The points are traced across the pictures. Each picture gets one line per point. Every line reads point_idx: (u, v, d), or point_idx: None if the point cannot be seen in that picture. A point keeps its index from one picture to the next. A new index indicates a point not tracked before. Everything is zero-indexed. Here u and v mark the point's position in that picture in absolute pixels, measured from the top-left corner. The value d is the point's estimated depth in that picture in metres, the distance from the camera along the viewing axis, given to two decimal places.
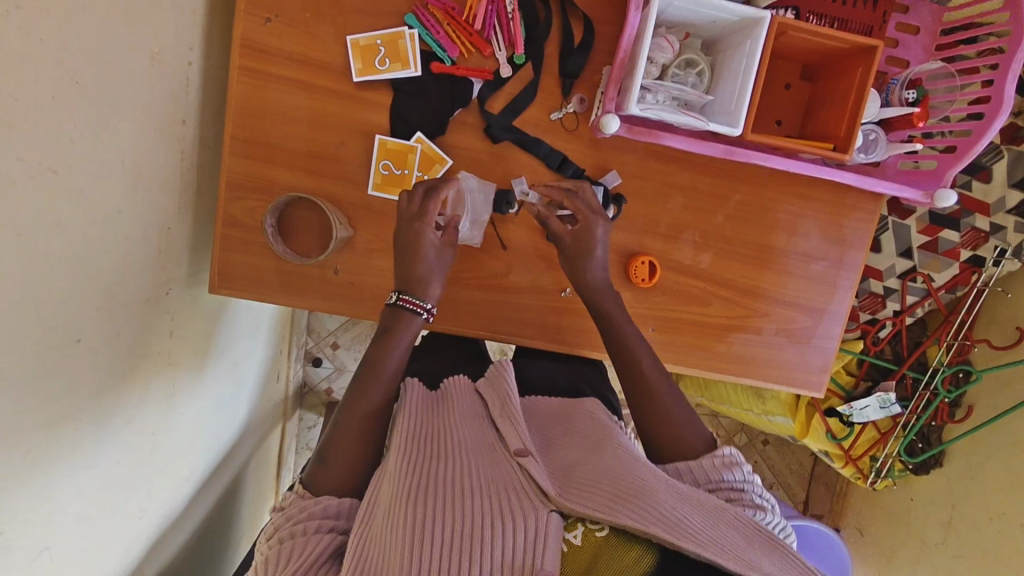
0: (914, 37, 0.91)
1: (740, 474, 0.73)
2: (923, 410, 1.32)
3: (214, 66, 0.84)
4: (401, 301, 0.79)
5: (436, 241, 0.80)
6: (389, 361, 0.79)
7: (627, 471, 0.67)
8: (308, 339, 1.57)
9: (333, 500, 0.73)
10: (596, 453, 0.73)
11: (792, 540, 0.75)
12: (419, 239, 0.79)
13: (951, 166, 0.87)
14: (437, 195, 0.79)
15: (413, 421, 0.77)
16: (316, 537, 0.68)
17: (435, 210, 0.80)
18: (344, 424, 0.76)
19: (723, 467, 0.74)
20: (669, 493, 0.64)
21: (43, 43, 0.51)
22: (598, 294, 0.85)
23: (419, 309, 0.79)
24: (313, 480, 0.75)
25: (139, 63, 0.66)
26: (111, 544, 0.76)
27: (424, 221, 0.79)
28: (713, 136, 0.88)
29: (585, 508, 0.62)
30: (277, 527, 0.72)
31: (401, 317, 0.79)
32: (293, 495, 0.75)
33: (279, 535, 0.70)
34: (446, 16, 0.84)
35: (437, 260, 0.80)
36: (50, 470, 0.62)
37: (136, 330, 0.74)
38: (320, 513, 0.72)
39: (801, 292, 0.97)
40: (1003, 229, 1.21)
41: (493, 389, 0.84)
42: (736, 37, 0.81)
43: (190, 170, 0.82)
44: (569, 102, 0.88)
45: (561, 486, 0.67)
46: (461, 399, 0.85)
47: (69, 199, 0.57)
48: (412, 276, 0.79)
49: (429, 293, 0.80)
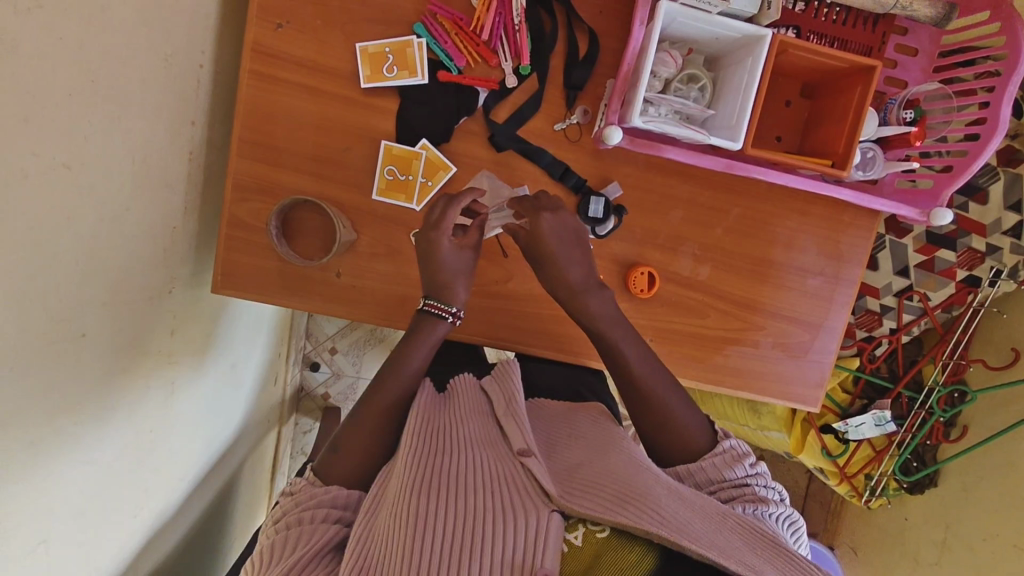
0: (912, 58, 0.93)
1: (743, 470, 0.76)
2: (919, 428, 1.33)
3: (224, 69, 0.85)
4: (428, 306, 0.81)
5: (453, 246, 0.81)
6: (415, 360, 0.81)
7: (631, 475, 0.68)
8: (306, 344, 1.58)
9: (342, 491, 0.74)
10: (599, 455, 0.74)
11: (801, 533, 0.77)
12: (438, 246, 0.80)
13: (948, 186, 0.88)
14: (458, 203, 0.81)
15: (421, 415, 0.77)
16: (323, 527, 0.69)
17: (453, 218, 0.80)
18: (360, 417, 0.78)
19: (726, 466, 0.76)
20: (671, 497, 0.65)
21: (62, 42, 0.52)
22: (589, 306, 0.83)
23: (444, 312, 0.81)
24: (325, 468, 0.76)
25: (153, 64, 0.67)
26: (105, 541, 0.76)
27: (440, 229, 0.80)
28: (714, 151, 0.89)
29: (586, 508, 0.62)
30: (284, 510, 0.74)
31: (428, 321, 0.81)
32: (304, 481, 0.76)
33: (286, 520, 0.71)
34: (454, 26, 0.85)
35: (458, 263, 0.81)
36: (51, 463, 0.62)
37: (138, 327, 0.74)
38: (329, 502, 0.73)
39: (797, 306, 0.98)
40: (998, 250, 1.22)
41: (499, 387, 0.85)
42: (737, 54, 0.83)
43: (197, 171, 0.83)
44: (573, 113, 0.89)
45: (563, 487, 0.67)
46: (466, 394, 0.85)
47: (79, 193, 0.58)
48: (437, 280, 0.81)
49: (454, 295, 0.82)
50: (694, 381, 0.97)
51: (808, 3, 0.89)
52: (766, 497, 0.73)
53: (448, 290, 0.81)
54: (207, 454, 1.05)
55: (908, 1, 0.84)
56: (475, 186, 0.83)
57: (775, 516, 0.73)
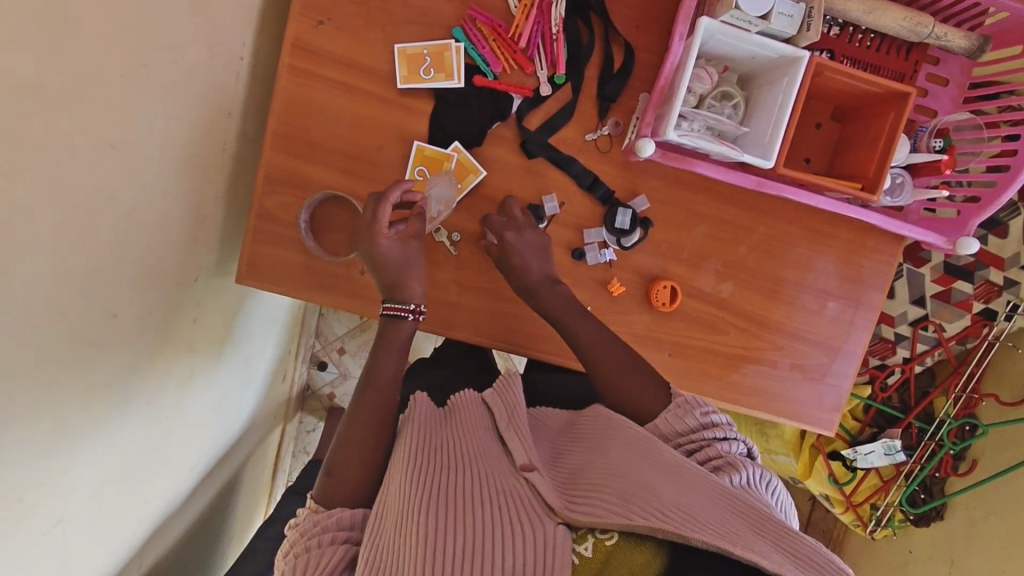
0: (943, 88, 0.93)
1: (697, 420, 0.74)
2: (928, 460, 1.32)
3: (263, 63, 0.86)
4: (386, 309, 0.82)
5: (394, 241, 0.81)
6: (384, 366, 0.82)
7: (633, 473, 0.67)
8: (315, 342, 1.57)
9: (346, 511, 0.73)
10: (600, 455, 0.73)
11: (780, 488, 0.74)
12: (378, 245, 0.81)
13: (975, 215, 0.88)
14: (385, 200, 0.81)
15: (421, 436, 0.77)
16: (330, 550, 0.68)
17: (386, 214, 0.81)
18: (348, 438, 0.78)
19: (683, 418, 0.75)
20: (674, 490, 0.64)
21: (119, 23, 0.53)
22: (581, 319, 0.86)
23: (403, 311, 0.82)
24: (325, 494, 0.75)
25: (198, 52, 0.67)
26: (115, 526, 0.75)
27: (376, 229, 0.81)
28: (743, 168, 0.90)
29: (588, 516, 0.62)
30: (292, 542, 0.72)
31: (391, 324, 0.82)
32: (306, 510, 0.75)
33: (295, 550, 0.70)
34: (492, 33, 0.86)
35: (402, 256, 0.82)
36: (74, 442, 0.62)
37: (164, 312, 0.75)
38: (334, 525, 0.72)
39: (816, 329, 0.97)
40: (1016, 285, 1.22)
41: (500, 399, 0.83)
42: (773, 74, 0.83)
43: (229, 162, 0.83)
44: (604, 124, 0.90)
45: (567, 497, 0.67)
46: (468, 408, 0.84)
47: (123, 174, 0.59)
48: (391, 281, 0.82)
49: (409, 292, 0.82)
50: (709, 399, 0.96)
51: (843, 27, 0.90)
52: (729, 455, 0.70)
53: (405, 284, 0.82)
54: (216, 445, 1.05)
55: (943, 32, 0.85)
56: (399, 182, 0.82)
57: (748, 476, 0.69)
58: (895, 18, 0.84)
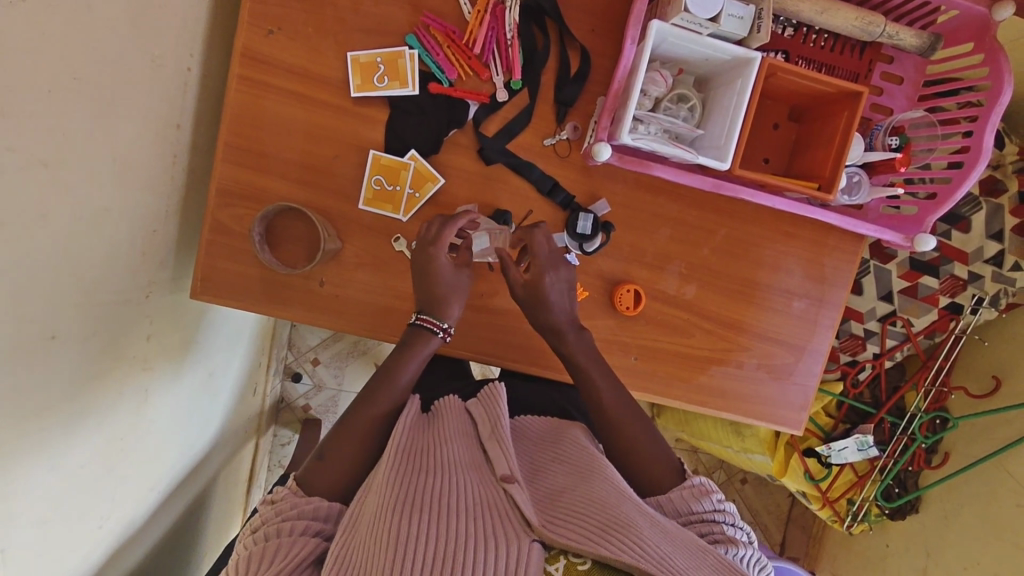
0: (898, 86, 0.95)
1: (710, 504, 0.73)
2: (900, 454, 1.33)
3: (214, 74, 0.85)
4: (419, 321, 0.82)
5: (449, 262, 0.83)
6: (404, 376, 0.81)
7: (615, 502, 0.67)
8: (287, 354, 1.55)
9: (324, 503, 0.72)
10: (584, 479, 0.72)
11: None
12: (436, 258, 0.82)
13: (932, 212, 0.89)
14: (454, 223, 0.83)
15: (405, 435, 0.76)
16: (302, 541, 0.67)
17: (450, 235, 0.82)
18: (337, 439, 0.76)
19: (693, 498, 0.73)
20: (652, 527, 0.65)
21: (46, 37, 0.51)
22: (550, 313, 0.84)
23: (437, 328, 0.82)
24: (308, 478, 0.74)
25: (140, 64, 0.66)
26: (66, 552, 0.73)
27: (439, 246, 0.82)
28: (702, 170, 0.90)
29: (567, 538, 0.61)
30: (264, 520, 0.71)
31: (419, 335, 0.82)
32: (286, 490, 0.74)
33: (265, 532, 0.68)
34: (446, 39, 0.86)
35: (453, 279, 0.83)
36: (14, 470, 0.60)
37: (112, 331, 0.72)
38: (310, 514, 0.71)
39: (781, 328, 0.98)
40: (980, 278, 1.24)
41: (484, 409, 0.82)
42: (727, 75, 0.84)
43: (181, 175, 0.81)
44: (563, 129, 0.89)
45: (545, 514, 0.66)
46: (452, 416, 0.83)
47: (56, 191, 0.57)
48: (430, 293, 0.82)
49: (447, 312, 0.83)
50: (681, 405, 0.96)
51: (797, 28, 0.90)
52: (735, 537, 0.69)
53: (440, 301, 0.82)
54: (181, 464, 1.03)
55: (894, 30, 0.86)
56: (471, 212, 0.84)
57: (746, 559, 0.68)
58: (846, 17, 0.85)
